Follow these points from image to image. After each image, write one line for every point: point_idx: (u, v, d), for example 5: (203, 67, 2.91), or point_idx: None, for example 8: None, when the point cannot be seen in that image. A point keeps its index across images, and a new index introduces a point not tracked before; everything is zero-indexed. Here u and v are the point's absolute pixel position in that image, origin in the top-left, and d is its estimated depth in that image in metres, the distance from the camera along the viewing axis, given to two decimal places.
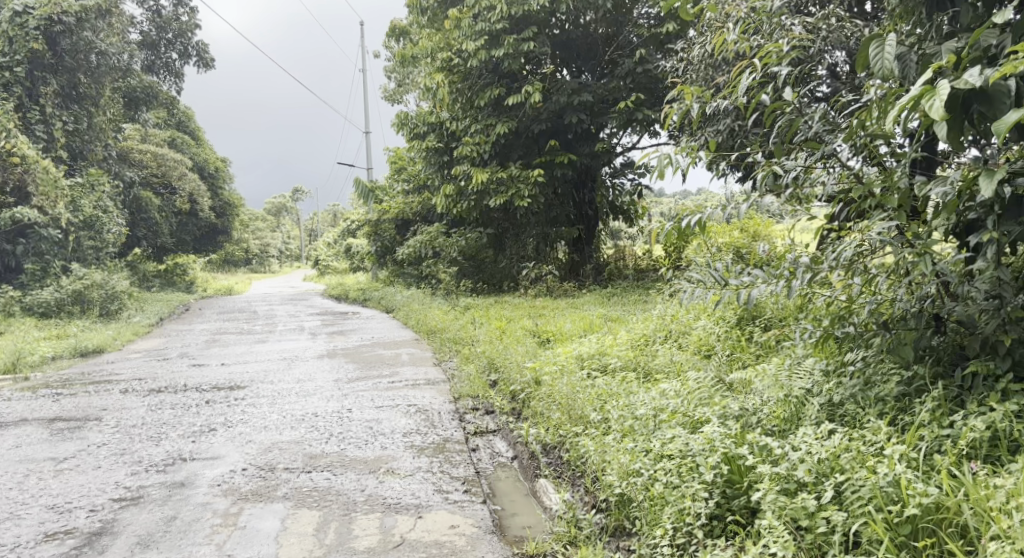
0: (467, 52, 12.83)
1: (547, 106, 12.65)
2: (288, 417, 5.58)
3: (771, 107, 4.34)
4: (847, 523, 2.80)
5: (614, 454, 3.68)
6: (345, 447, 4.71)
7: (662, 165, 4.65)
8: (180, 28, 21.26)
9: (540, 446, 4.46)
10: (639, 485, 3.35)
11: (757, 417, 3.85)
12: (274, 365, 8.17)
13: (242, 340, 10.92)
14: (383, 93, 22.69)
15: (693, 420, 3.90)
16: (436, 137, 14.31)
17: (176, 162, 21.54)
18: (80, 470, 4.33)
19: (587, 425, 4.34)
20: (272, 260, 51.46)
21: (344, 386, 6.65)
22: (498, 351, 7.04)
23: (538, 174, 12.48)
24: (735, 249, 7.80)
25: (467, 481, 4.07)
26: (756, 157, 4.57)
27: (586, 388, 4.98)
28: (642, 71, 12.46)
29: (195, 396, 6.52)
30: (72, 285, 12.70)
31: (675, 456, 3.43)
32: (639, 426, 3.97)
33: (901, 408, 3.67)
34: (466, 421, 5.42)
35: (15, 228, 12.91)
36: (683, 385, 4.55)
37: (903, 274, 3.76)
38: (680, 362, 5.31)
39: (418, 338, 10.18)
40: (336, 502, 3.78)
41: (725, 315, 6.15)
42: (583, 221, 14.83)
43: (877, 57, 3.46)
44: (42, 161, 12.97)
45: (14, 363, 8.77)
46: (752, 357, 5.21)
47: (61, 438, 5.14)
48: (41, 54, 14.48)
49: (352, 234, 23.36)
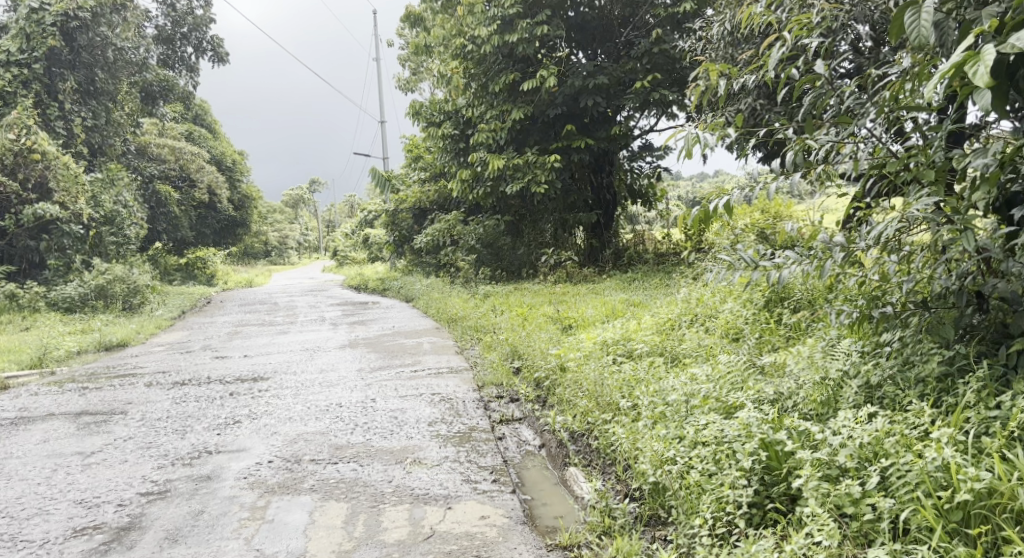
0: (480, 38, 12.72)
1: (562, 91, 12.50)
2: (312, 407, 5.55)
3: (802, 81, 4.20)
4: (894, 509, 2.70)
5: (646, 442, 3.58)
6: (371, 437, 4.66)
7: (689, 144, 4.45)
8: (195, 22, 21.33)
9: (568, 433, 4.39)
10: (674, 473, 3.25)
11: (794, 402, 3.73)
12: (296, 356, 8.13)
13: (263, 331, 10.96)
14: (397, 81, 22.56)
15: (727, 405, 3.78)
16: (452, 125, 14.24)
17: (194, 155, 21.59)
18: (107, 465, 4.31)
19: (617, 412, 4.24)
20: (291, 253, 51.77)
21: (367, 376, 6.61)
22: (521, 339, 6.96)
23: (555, 158, 12.33)
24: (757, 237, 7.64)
25: (496, 471, 4.00)
26: (785, 133, 4.45)
27: (614, 374, 4.89)
28: (659, 51, 12.27)
29: (218, 388, 6.53)
30: (95, 280, 12.78)
31: (710, 443, 3.33)
32: (670, 412, 3.88)
33: (944, 389, 3.56)
34: (491, 409, 5.37)
35: (38, 224, 13.02)
36: (715, 369, 4.45)
37: (942, 251, 3.62)
38: (709, 346, 5.22)
39: (439, 326, 10.12)
40: (363, 494, 3.73)
41: (754, 297, 6.04)
42: (601, 206, 14.67)
43: (913, 24, 3.32)
44: (63, 157, 13.21)
45: (41, 357, 8.84)
46: (783, 340, 5.11)
47: (87, 432, 5.13)
48: (59, 50, 14.57)
49: (370, 225, 23.29)
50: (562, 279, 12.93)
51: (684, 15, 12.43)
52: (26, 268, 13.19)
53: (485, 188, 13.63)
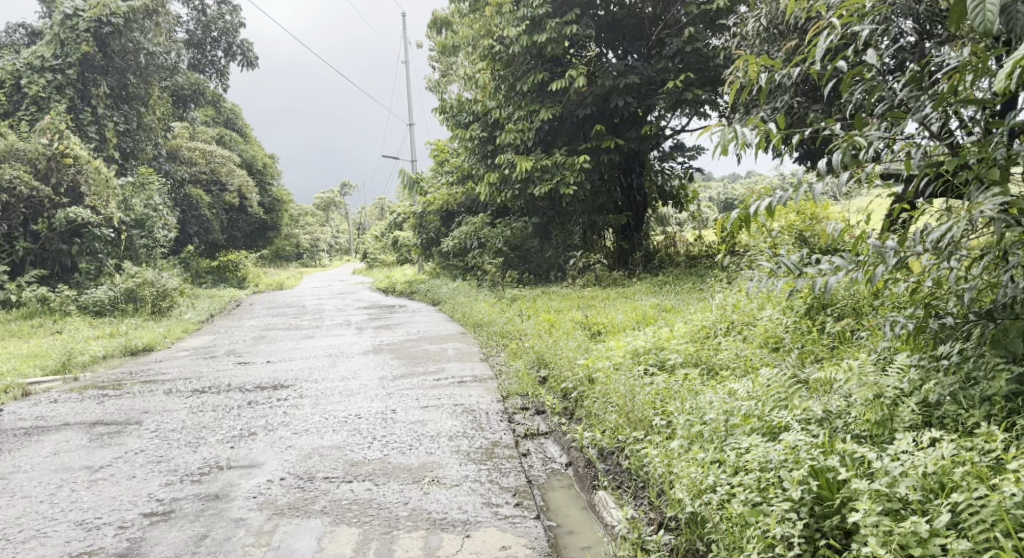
0: (508, 39, 12.49)
1: (592, 90, 12.23)
2: (330, 419, 5.33)
3: (851, 74, 3.87)
4: (969, 551, 2.38)
5: (682, 466, 3.28)
6: (388, 453, 4.43)
7: (726, 140, 4.12)
8: (225, 26, 21.39)
9: (596, 451, 4.12)
10: (715, 503, 2.94)
11: (843, 421, 3.37)
12: (319, 363, 7.95)
13: (289, 336, 10.80)
14: (425, 83, 22.43)
15: (770, 425, 3.43)
16: (479, 127, 14.03)
17: (225, 158, 21.62)
18: (114, 481, 4.13)
19: (650, 430, 3.93)
20: (321, 255, 51.98)
21: (389, 385, 6.38)
22: (548, 346, 6.69)
23: (584, 159, 12.06)
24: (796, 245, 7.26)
25: (518, 493, 3.73)
26: (831, 130, 4.11)
27: (646, 387, 4.58)
28: (691, 50, 11.97)
29: (237, 397, 6.34)
30: (125, 284, 12.72)
31: (753, 469, 3.01)
32: (707, 432, 3.55)
33: (1013, 409, 3.22)
34: (516, 423, 5.10)
35: (70, 228, 13.02)
36: (756, 383, 4.12)
37: (1010, 257, 3.27)
38: (748, 357, 4.90)
39: (465, 332, 9.89)
40: (377, 518, 3.50)
41: (795, 304, 5.70)
42: (631, 208, 14.37)
43: (977, 10, 2.96)
44: (94, 162, 13.35)
45: (65, 363, 8.75)
46: (827, 351, 4.79)
47: (99, 444, 4.97)
48: (92, 57, 14.69)
49: (398, 227, 23.16)
50: (591, 282, 12.65)
51: (717, 12, 12.15)
52: (57, 272, 13.16)
53: (513, 190, 13.42)
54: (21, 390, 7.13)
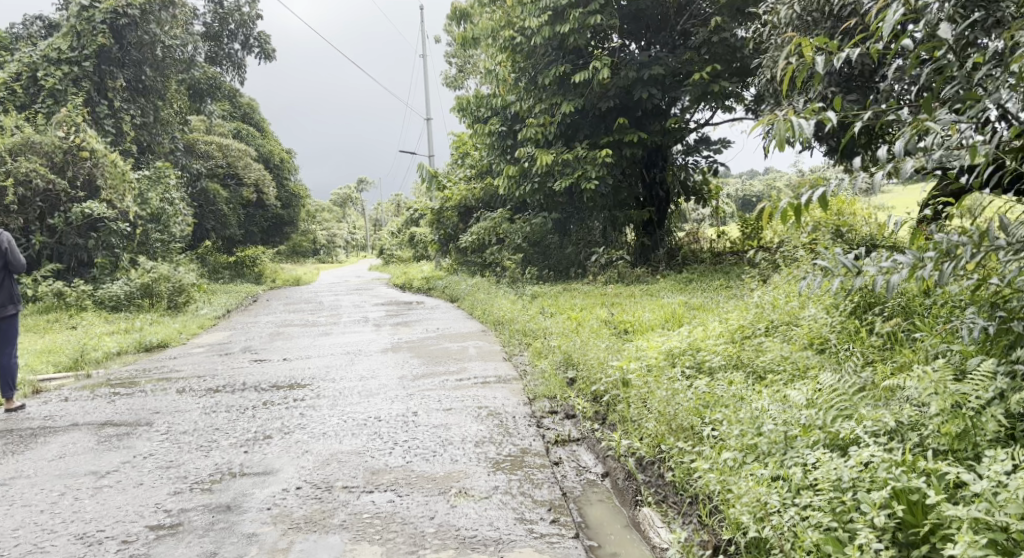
0: (530, 30, 12.19)
1: (615, 83, 11.88)
2: (349, 421, 5.06)
3: (920, 51, 3.54)
4: None
5: (739, 484, 3.00)
6: (412, 460, 4.14)
7: (781, 133, 3.70)
8: (242, 19, 21.21)
9: (636, 462, 3.85)
10: (784, 530, 2.66)
11: (919, 433, 3.04)
12: (336, 361, 7.68)
13: (306, 332, 10.56)
14: (443, 77, 22.19)
15: (835, 437, 3.13)
16: (499, 120, 13.75)
17: (242, 152, 21.42)
18: (120, 489, 3.88)
19: (698, 442, 3.60)
20: (337, 251, 52.05)
21: (409, 385, 6.09)
22: (575, 346, 6.38)
23: (606, 153, 11.73)
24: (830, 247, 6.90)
25: (554, 508, 3.46)
26: (894, 114, 3.79)
27: (687, 391, 4.25)
28: (718, 41, 11.58)
29: (252, 396, 6.09)
30: (141, 278, 12.54)
31: (826, 489, 2.73)
32: (763, 443, 3.25)
33: None
34: (545, 427, 4.82)
35: (87, 222, 12.85)
36: (813, 390, 3.79)
37: None
38: (796, 360, 4.58)
39: (485, 329, 9.60)
40: (401, 534, 3.24)
41: (839, 303, 5.36)
42: (654, 203, 13.96)
43: None
44: (110, 155, 13.12)
45: (78, 360, 8.55)
46: (882, 355, 4.46)
47: (106, 447, 4.72)
48: (108, 49, 14.53)
49: (416, 223, 22.98)
50: (613, 279, 12.34)
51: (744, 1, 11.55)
52: (74, 266, 13.00)
53: (533, 184, 13.12)
54: (31, 387, 6.91)
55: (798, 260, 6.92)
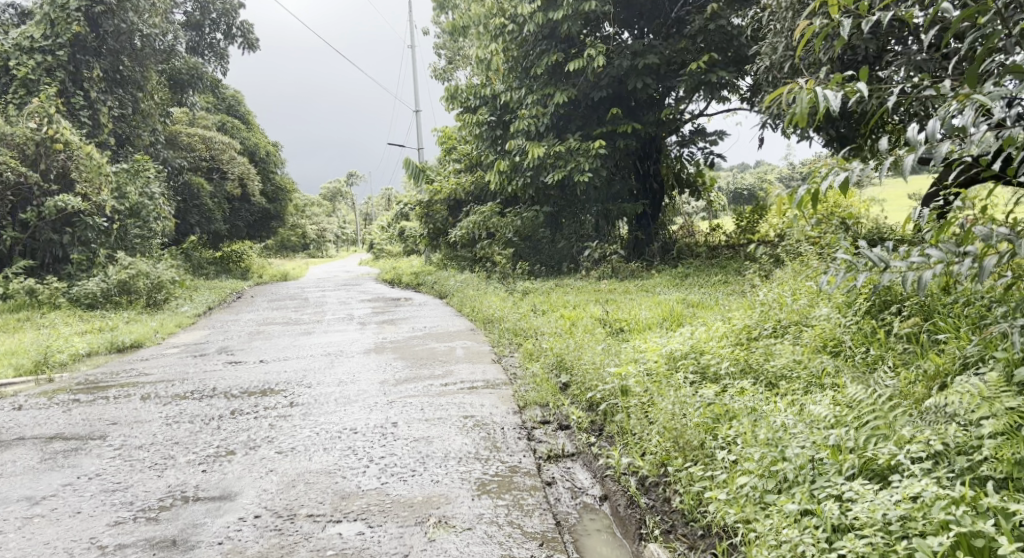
0: (522, 16, 11.67)
1: (608, 71, 11.42)
2: (321, 434, 4.60)
3: (961, 16, 3.04)
4: None
5: (767, 529, 2.68)
6: (387, 481, 3.70)
7: (803, 108, 3.23)
8: (224, 7, 20.64)
9: (638, 485, 3.42)
10: None
11: (972, 457, 2.69)
12: (315, 363, 7.20)
13: (287, 331, 10.06)
14: (432, 70, 21.69)
15: (873, 464, 2.81)
16: (489, 110, 13.30)
17: (225, 145, 20.74)
18: (53, 519, 3.42)
19: (710, 465, 3.21)
20: (326, 246, 51.28)
21: (390, 392, 5.62)
22: (569, 347, 5.91)
23: (600, 144, 11.24)
24: (838, 240, 6.44)
25: (547, 543, 3.06)
26: (931, 89, 3.30)
27: (695, 401, 3.81)
28: (715, 28, 11.00)
29: (220, 405, 5.59)
30: (117, 275, 11.96)
31: (874, 533, 2.49)
32: (791, 471, 2.91)
33: None
34: (536, 440, 4.36)
35: (61, 217, 12.32)
36: (837, 402, 3.39)
37: None
38: (811, 366, 4.17)
39: (473, 328, 9.14)
40: None
41: (852, 301, 4.93)
42: (648, 195, 13.44)
43: None
44: (86, 147, 12.55)
45: (41, 362, 8.02)
46: (906, 360, 4.06)
47: (49, 466, 4.24)
48: (84, 37, 13.94)
49: (404, 217, 22.44)
50: (606, 274, 11.89)
51: None
52: (48, 263, 12.43)
53: (524, 177, 12.65)
54: None
55: (803, 256, 6.49)
